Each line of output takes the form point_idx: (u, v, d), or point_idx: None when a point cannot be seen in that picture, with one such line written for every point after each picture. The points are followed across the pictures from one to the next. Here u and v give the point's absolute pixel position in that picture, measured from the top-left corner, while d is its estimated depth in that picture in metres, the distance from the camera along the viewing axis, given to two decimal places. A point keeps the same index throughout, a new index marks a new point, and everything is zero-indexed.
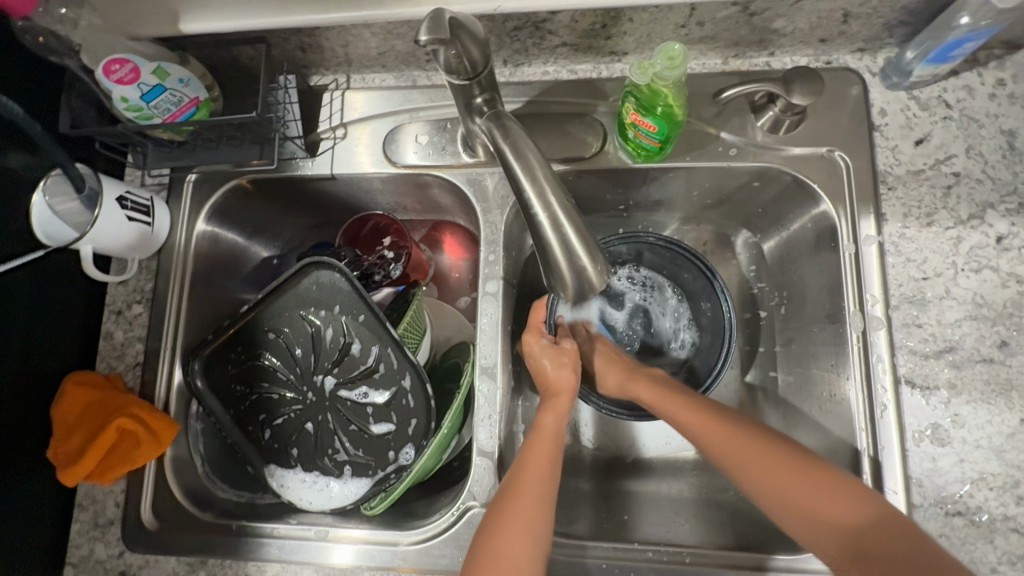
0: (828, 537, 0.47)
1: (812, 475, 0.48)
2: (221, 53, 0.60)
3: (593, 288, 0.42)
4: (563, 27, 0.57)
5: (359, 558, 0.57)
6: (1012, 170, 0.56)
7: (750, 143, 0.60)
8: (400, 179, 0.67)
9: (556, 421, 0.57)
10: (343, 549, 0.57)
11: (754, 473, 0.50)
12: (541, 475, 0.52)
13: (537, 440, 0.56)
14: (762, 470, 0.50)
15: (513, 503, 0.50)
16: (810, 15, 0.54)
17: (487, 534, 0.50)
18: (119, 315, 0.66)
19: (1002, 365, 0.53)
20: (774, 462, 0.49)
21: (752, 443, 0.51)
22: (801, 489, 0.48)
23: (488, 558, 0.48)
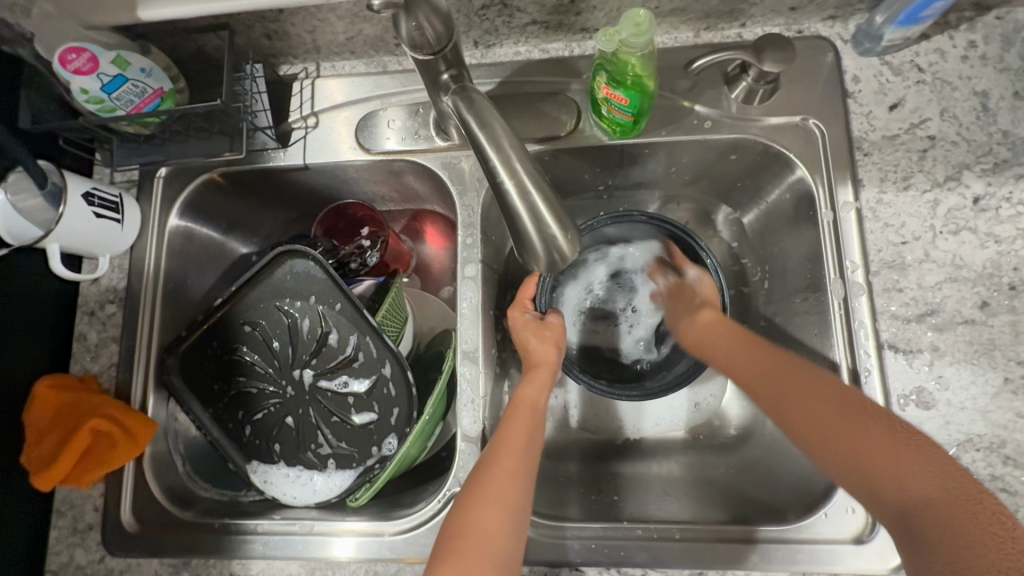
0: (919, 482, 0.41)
1: (905, 444, 0.43)
2: (184, 43, 0.58)
3: (565, 257, 0.42)
4: (531, 4, 0.56)
5: (359, 550, 0.55)
6: (986, 130, 0.55)
7: (726, 116, 0.60)
8: (374, 166, 0.66)
9: (537, 393, 0.57)
10: (343, 542, 0.56)
11: (826, 432, 0.46)
12: (518, 448, 0.51)
13: (517, 412, 0.55)
14: (845, 437, 0.45)
15: (491, 473, 0.49)
16: None
17: (461, 506, 0.48)
18: (93, 315, 0.64)
19: (984, 325, 0.52)
20: (858, 424, 0.46)
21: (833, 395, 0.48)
22: (877, 459, 0.43)
23: (465, 528, 0.46)
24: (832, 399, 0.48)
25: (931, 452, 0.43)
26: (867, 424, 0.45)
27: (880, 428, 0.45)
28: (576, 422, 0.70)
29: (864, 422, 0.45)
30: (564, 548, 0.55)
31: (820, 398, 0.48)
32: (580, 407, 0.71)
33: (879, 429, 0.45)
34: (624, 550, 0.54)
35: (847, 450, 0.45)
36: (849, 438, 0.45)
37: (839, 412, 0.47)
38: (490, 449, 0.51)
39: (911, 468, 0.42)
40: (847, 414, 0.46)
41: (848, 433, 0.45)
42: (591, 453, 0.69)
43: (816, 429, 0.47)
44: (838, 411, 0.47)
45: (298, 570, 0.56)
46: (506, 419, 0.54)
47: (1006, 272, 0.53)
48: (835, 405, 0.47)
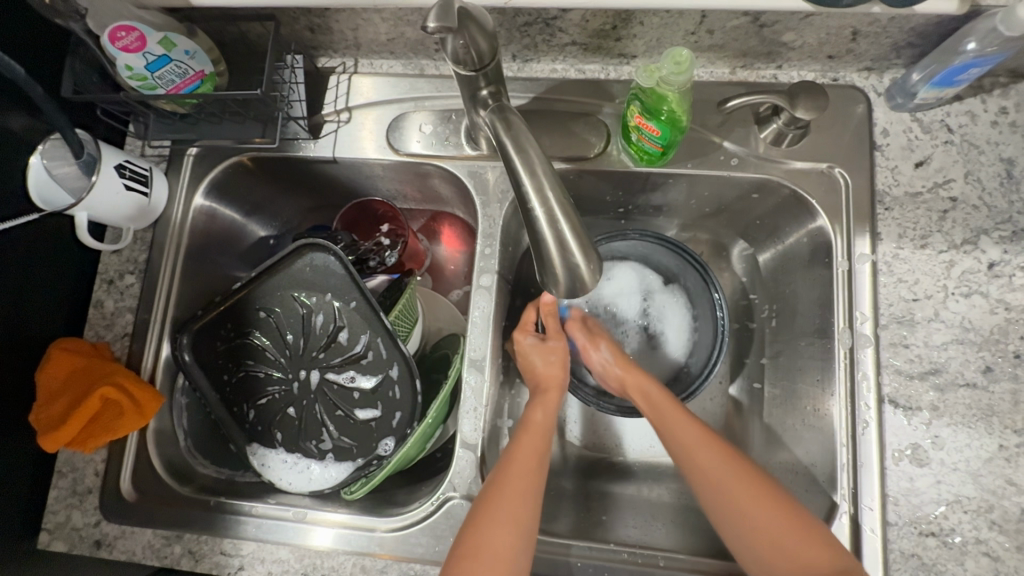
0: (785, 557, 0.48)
1: (765, 489, 0.51)
2: (228, 28, 0.59)
3: (585, 287, 0.42)
4: (574, 26, 0.57)
5: (337, 541, 0.57)
6: (1008, 198, 0.56)
7: (752, 155, 0.60)
8: (401, 167, 0.67)
9: (545, 414, 0.58)
10: (322, 532, 0.57)
11: (735, 499, 0.51)
12: (526, 472, 0.52)
13: (524, 434, 0.56)
14: (735, 493, 0.51)
15: (496, 493, 0.51)
16: (820, 31, 0.54)
17: (470, 530, 0.49)
18: (111, 284, 0.65)
19: (985, 389, 0.53)
20: (744, 488, 0.51)
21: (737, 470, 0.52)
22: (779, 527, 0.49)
23: (476, 554, 0.47)
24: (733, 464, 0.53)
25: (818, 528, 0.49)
26: (756, 484, 0.51)
27: (776, 498, 0.50)
28: (573, 436, 0.72)
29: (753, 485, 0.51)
30: (549, 563, 0.56)
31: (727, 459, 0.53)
32: (579, 422, 0.73)
33: (773, 497, 0.50)
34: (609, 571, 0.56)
35: (740, 513, 0.50)
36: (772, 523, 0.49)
37: (722, 466, 0.53)
38: (499, 469, 0.53)
39: (791, 528, 0.49)
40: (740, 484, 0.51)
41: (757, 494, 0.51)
42: (584, 470, 0.70)
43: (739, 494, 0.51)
44: (728, 477, 0.52)
45: (287, 556, 0.57)
46: (516, 443, 0.55)
47: (1013, 340, 0.54)
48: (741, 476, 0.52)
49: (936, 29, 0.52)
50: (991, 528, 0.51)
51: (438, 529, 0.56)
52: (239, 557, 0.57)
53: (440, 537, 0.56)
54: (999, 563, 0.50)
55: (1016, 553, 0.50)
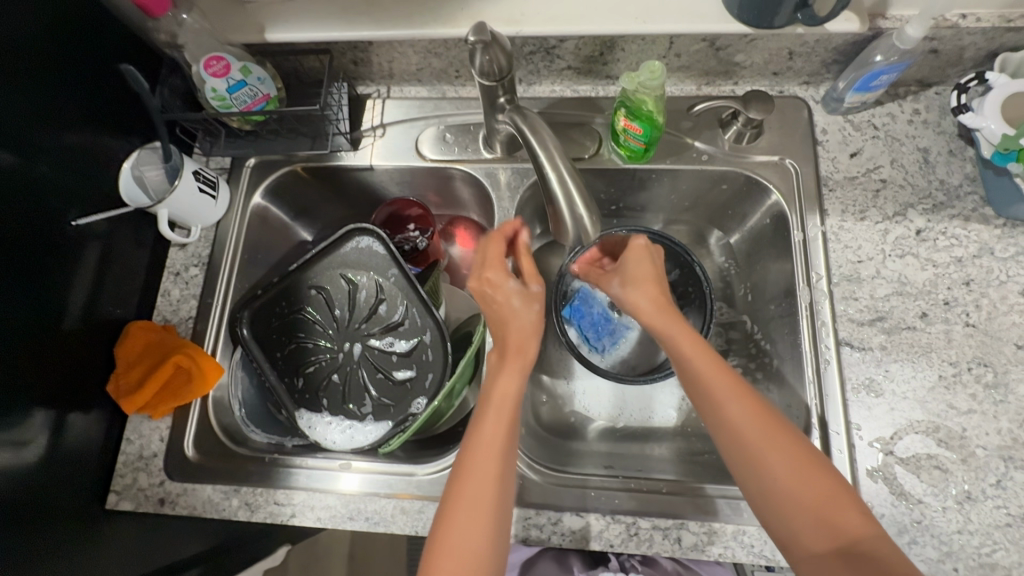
0: (837, 527, 0.49)
1: (796, 449, 0.52)
2: (288, 61, 0.73)
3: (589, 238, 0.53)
4: (569, 53, 0.71)
5: (364, 485, 0.65)
6: (927, 178, 0.69)
7: (720, 152, 0.74)
8: (427, 172, 0.79)
9: (511, 383, 0.57)
10: (350, 477, 0.66)
11: (763, 458, 0.52)
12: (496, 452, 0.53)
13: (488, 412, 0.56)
14: (773, 459, 0.52)
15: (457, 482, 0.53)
16: (763, 52, 0.69)
17: (445, 518, 0.51)
18: (177, 275, 0.75)
19: (923, 331, 0.64)
20: (788, 459, 0.51)
21: (766, 420, 0.53)
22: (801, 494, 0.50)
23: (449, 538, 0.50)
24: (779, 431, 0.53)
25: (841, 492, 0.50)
26: (807, 458, 0.52)
27: (805, 458, 0.51)
28: (582, 404, 0.80)
29: (776, 435, 0.53)
30: (569, 495, 0.63)
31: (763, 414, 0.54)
32: (587, 393, 0.81)
33: (832, 481, 0.50)
34: (620, 499, 0.62)
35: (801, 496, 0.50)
36: (805, 493, 0.50)
37: (757, 434, 0.53)
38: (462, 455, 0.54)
39: (834, 498, 0.50)
40: (803, 456, 0.52)
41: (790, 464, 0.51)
42: (592, 433, 0.78)
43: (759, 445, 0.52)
44: (793, 469, 0.51)
45: (335, 502, 0.64)
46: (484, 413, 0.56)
47: (940, 290, 0.65)
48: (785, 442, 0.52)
49: (852, 47, 0.67)
50: (939, 445, 0.60)
51: None
52: (291, 505, 0.65)
53: None
54: (948, 474, 0.59)
55: (961, 464, 0.59)
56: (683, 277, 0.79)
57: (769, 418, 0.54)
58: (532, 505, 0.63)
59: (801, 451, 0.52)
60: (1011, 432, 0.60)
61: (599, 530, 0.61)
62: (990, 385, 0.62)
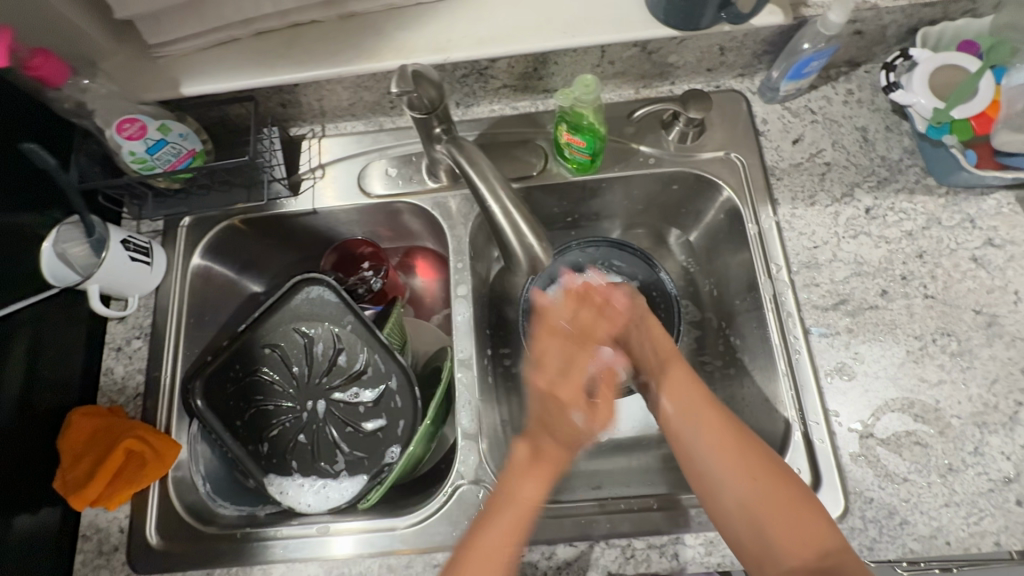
0: (802, 550, 0.51)
1: (771, 470, 0.55)
2: (211, 112, 0.69)
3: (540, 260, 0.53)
4: (503, 72, 0.69)
5: (359, 547, 0.60)
6: (868, 157, 0.70)
7: (666, 154, 0.73)
8: (374, 209, 0.77)
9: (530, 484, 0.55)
10: (342, 542, 0.61)
11: (745, 484, 0.54)
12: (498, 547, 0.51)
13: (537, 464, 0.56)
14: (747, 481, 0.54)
15: (488, 528, 0.53)
16: (695, 51, 0.68)
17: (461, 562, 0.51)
18: (119, 351, 0.70)
19: (886, 308, 0.65)
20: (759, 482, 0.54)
21: (742, 443, 0.56)
22: (777, 515, 0.52)
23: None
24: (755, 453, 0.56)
25: (811, 510, 0.53)
26: (779, 482, 0.54)
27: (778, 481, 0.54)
28: None
29: (755, 470, 0.55)
30: (562, 525, 0.61)
31: (741, 450, 0.56)
32: None
33: (806, 501, 0.53)
34: (613, 523, 0.61)
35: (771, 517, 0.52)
36: (779, 515, 0.52)
37: (733, 460, 0.55)
38: (506, 476, 0.57)
39: (807, 518, 0.52)
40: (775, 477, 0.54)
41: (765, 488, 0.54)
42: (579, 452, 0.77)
43: (729, 470, 0.55)
44: (768, 489, 0.54)
45: (317, 571, 0.60)
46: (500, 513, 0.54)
47: (896, 266, 0.66)
48: (758, 462, 0.55)
49: (780, 37, 0.67)
50: (916, 420, 0.60)
51: (454, 516, 0.61)
52: None
53: (456, 523, 0.61)
54: (929, 448, 0.59)
55: (940, 437, 0.60)
56: (644, 285, 0.80)
57: (745, 445, 0.56)
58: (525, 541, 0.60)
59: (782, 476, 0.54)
60: (982, 397, 0.61)
61: (596, 557, 0.59)
62: (956, 353, 0.63)
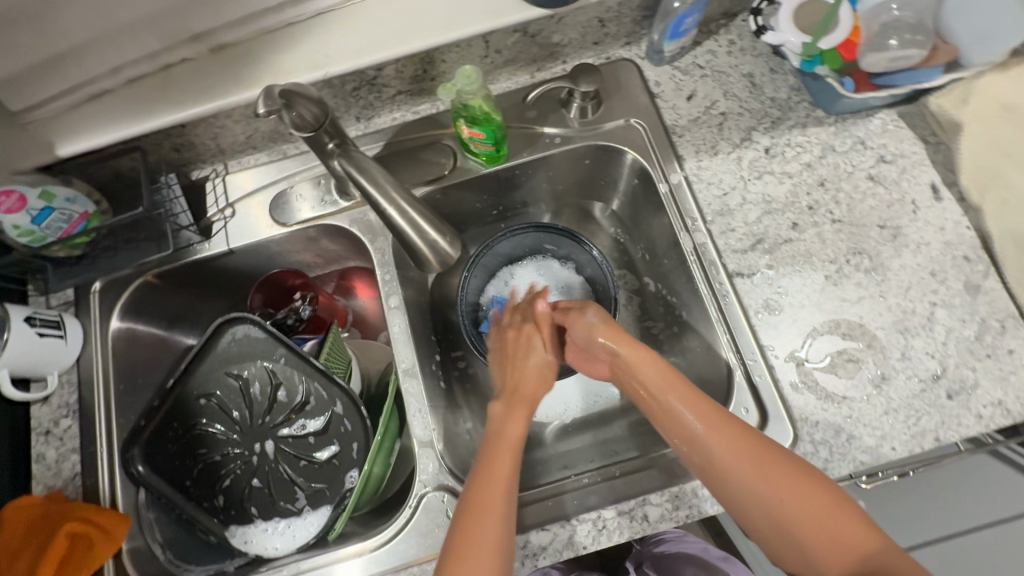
0: (837, 545, 0.48)
1: (784, 464, 0.52)
2: (100, 170, 0.66)
3: (445, 251, 0.63)
4: (393, 79, 0.69)
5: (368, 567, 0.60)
6: (759, 100, 0.73)
7: (571, 131, 0.74)
8: (293, 238, 0.75)
9: (515, 429, 0.60)
10: (348, 565, 0.60)
11: (761, 485, 0.52)
12: (499, 491, 0.54)
13: (515, 409, 0.62)
14: (763, 479, 0.52)
15: (486, 468, 0.56)
16: (576, 27, 0.70)
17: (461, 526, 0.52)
18: (48, 434, 0.66)
19: (799, 239, 0.67)
20: (777, 479, 0.51)
21: (748, 442, 0.53)
22: (803, 512, 0.50)
23: (463, 538, 0.51)
24: (764, 451, 0.53)
25: (838, 501, 0.50)
26: (796, 475, 0.51)
27: (796, 475, 0.51)
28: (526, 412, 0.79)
29: (773, 469, 0.52)
30: (531, 512, 0.61)
31: (770, 463, 0.52)
32: None
33: (829, 491, 0.51)
34: (580, 499, 0.61)
35: (795, 515, 0.50)
36: (804, 512, 0.50)
37: (743, 460, 0.53)
38: (490, 425, 0.61)
39: (834, 511, 0.49)
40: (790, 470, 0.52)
41: (785, 484, 0.51)
42: (545, 438, 0.77)
43: (744, 473, 0.52)
44: (788, 487, 0.51)
45: None
46: (486, 462, 0.57)
47: (803, 197, 0.69)
48: (771, 460, 0.52)
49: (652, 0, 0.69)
50: (845, 339, 0.63)
51: (423, 526, 0.60)
52: None
53: (426, 533, 0.60)
54: (861, 363, 0.62)
55: (869, 350, 0.62)
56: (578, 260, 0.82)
57: (752, 444, 0.53)
58: None
59: (799, 470, 0.52)
60: (900, 305, 0.64)
61: (570, 536, 0.59)
62: (870, 269, 0.65)
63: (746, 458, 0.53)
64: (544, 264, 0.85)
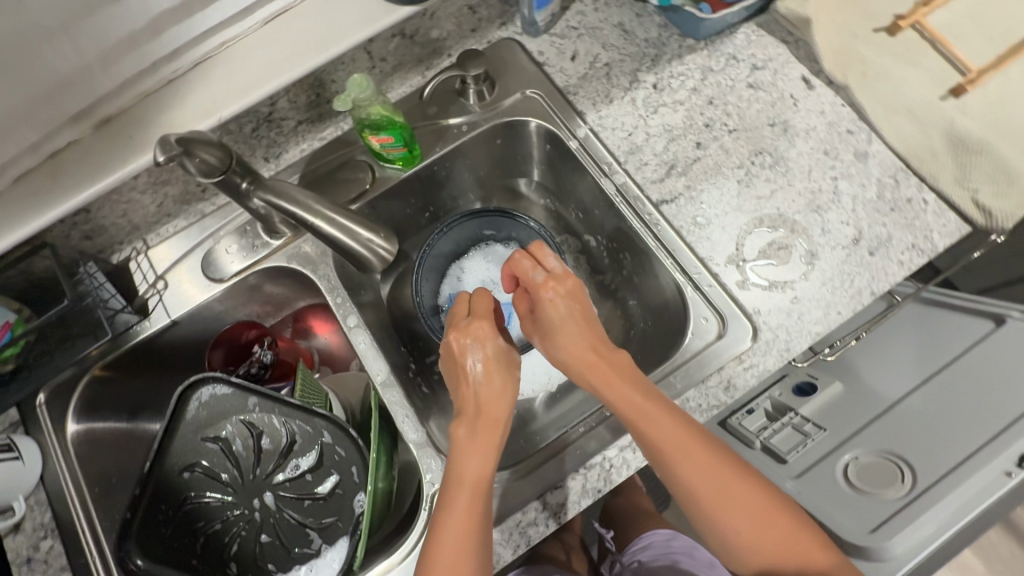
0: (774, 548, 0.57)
1: (743, 483, 0.57)
2: (11, 278, 0.63)
3: (383, 247, 0.63)
4: (289, 110, 0.70)
5: None
6: (634, 43, 0.78)
7: (474, 117, 0.77)
8: (235, 291, 0.74)
9: (485, 459, 0.58)
10: None
11: (723, 502, 0.57)
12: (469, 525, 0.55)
13: (479, 436, 0.59)
14: (724, 498, 0.57)
15: (454, 504, 0.56)
16: (450, 18, 0.72)
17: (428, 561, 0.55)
18: (31, 562, 0.61)
19: (706, 156, 0.72)
20: (736, 498, 0.57)
21: (717, 465, 0.57)
22: (752, 525, 0.57)
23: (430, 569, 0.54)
24: (730, 472, 0.57)
25: (782, 513, 0.57)
26: (751, 493, 0.57)
27: (751, 492, 0.57)
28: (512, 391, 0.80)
29: (734, 488, 0.57)
30: (541, 475, 0.63)
31: (733, 485, 0.57)
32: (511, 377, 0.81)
33: (775, 505, 0.58)
34: (582, 447, 0.63)
35: (743, 525, 0.57)
36: (751, 526, 0.57)
37: (710, 483, 0.57)
38: (456, 448, 0.59)
39: (779, 522, 0.57)
40: (748, 487, 0.57)
41: (737, 503, 0.57)
42: (536, 410, 0.79)
43: (707, 494, 0.57)
44: (741, 506, 0.57)
45: None
46: (457, 497, 0.56)
47: (698, 118, 0.74)
48: (732, 481, 0.57)
49: None
50: (770, 230, 0.68)
51: None
52: None
53: None
54: (790, 247, 0.67)
55: (794, 234, 0.68)
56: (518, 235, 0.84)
57: (721, 468, 0.57)
58: (515, 508, 0.61)
59: (754, 485, 0.57)
60: (807, 188, 0.70)
61: (582, 484, 0.61)
62: (773, 164, 0.71)
63: (711, 479, 0.57)
64: (490, 250, 0.87)
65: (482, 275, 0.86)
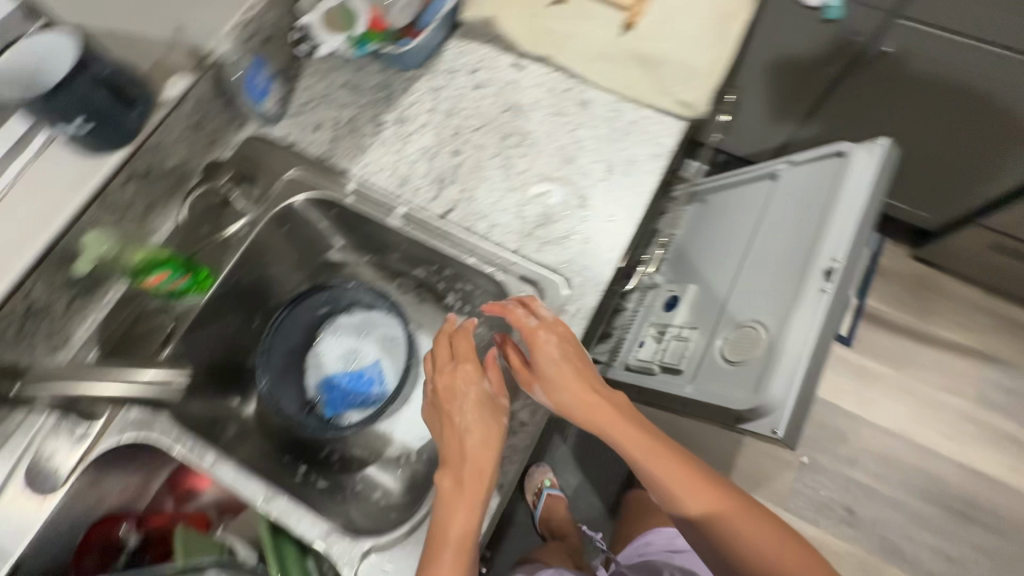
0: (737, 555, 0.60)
1: (703, 485, 0.62)
2: None
3: (160, 374, 0.65)
4: (53, 295, 0.66)
5: None
6: (365, 94, 0.84)
7: (253, 216, 0.79)
8: (75, 493, 0.68)
9: (466, 520, 0.59)
10: None
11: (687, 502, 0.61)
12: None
13: (466, 490, 0.60)
14: (685, 494, 0.62)
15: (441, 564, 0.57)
16: (180, 138, 0.73)
17: None
18: None
19: (465, 159, 0.79)
20: (696, 496, 0.61)
21: (678, 464, 0.63)
22: (719, 528, 0.61)
23: None
24: (686, 474, 0.62)
25: (744, 518, 0.61)
26: (713, 494, 0.62)
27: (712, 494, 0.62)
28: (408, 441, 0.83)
29: (697, 485, 0.62)
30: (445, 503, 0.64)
31: (693, 481, 0.62)
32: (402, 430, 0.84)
33: (741, 513, 0.61)
34: None
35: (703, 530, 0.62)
36: (717, 529, 0.61)
37: (672, 480, 0.62)
38: (440, 506, 0.60)
39: (738, 521, 0.61)
40: (705, 487, 0.62)
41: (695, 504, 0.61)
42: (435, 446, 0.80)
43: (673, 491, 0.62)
44: (704, 505, 0.61)
45: None
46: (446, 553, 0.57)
47: (445, 132, 0.81)
48: (691, 477, 0.62)
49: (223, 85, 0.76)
50: (540, 195, 0.76)
51: None
52: None
53: None
54: (562, 201, 0.76)
55: (560, 189, 0.76)
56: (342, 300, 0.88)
57: (688, 472, 0.62)
58: None
59: (713, 488, 0.62)
60: (555, 147, 0.79)
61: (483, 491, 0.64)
62: (520, 141, 0.80)
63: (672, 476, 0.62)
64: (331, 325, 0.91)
65: (336, 352, 0.90)
